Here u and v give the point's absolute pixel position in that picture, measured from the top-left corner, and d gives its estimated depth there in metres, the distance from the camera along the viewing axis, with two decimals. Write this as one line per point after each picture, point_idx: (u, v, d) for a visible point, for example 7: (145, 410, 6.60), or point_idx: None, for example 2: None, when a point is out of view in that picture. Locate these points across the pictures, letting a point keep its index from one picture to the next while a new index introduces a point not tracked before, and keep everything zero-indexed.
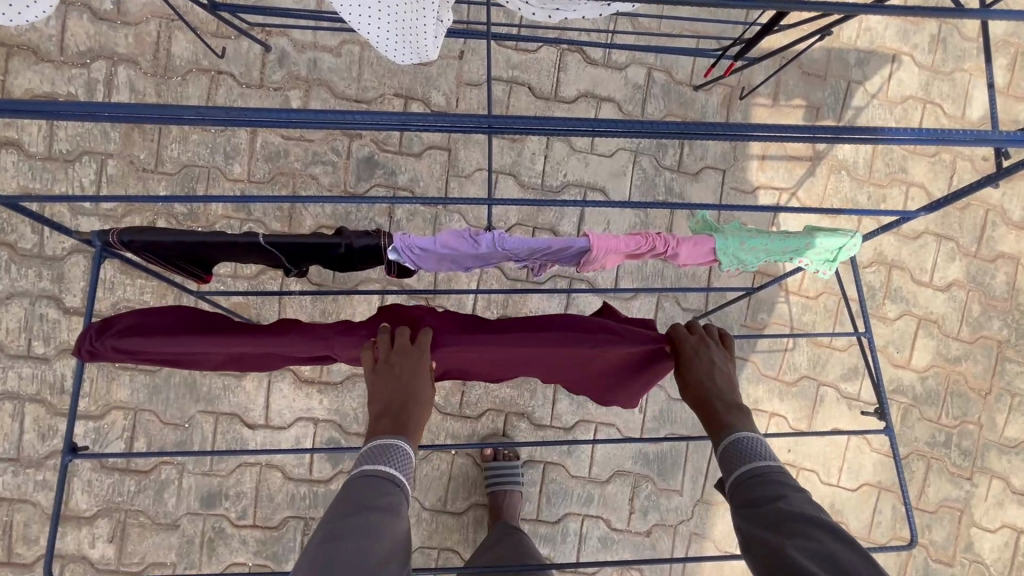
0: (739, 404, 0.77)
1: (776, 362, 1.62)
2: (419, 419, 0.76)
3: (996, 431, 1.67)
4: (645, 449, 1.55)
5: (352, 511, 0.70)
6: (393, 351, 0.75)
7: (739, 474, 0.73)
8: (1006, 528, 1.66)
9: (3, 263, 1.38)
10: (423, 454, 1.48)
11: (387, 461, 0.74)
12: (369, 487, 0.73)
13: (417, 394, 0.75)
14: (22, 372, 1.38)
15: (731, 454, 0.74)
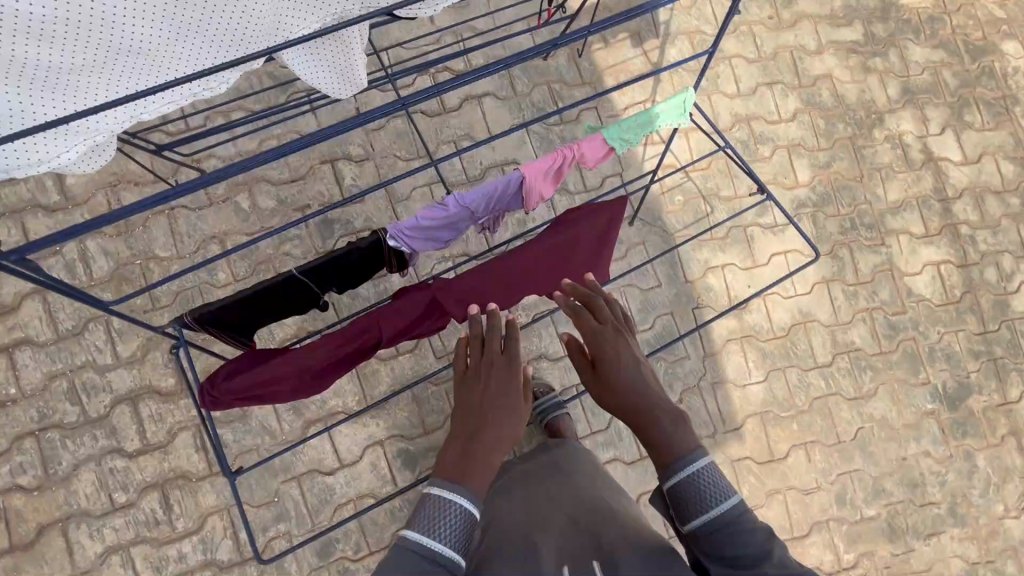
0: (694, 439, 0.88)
1: (706, 227, 1.97)
2: (484, 441, 0.89)
3: (883, 201, 2.09)
4: (645, 337, 1.85)
5: (438, 522, 0.81)
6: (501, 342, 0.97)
7: (692, 506, 0.83)
8: (928, 266, 2.06)
9: (59, 442, 1.52)
10: None
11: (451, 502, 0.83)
12: (434, 510, 0.82)
13: (510, 414, 0.92)
14: (115, 524, 1.51)
15: (693, 494, 0.83)
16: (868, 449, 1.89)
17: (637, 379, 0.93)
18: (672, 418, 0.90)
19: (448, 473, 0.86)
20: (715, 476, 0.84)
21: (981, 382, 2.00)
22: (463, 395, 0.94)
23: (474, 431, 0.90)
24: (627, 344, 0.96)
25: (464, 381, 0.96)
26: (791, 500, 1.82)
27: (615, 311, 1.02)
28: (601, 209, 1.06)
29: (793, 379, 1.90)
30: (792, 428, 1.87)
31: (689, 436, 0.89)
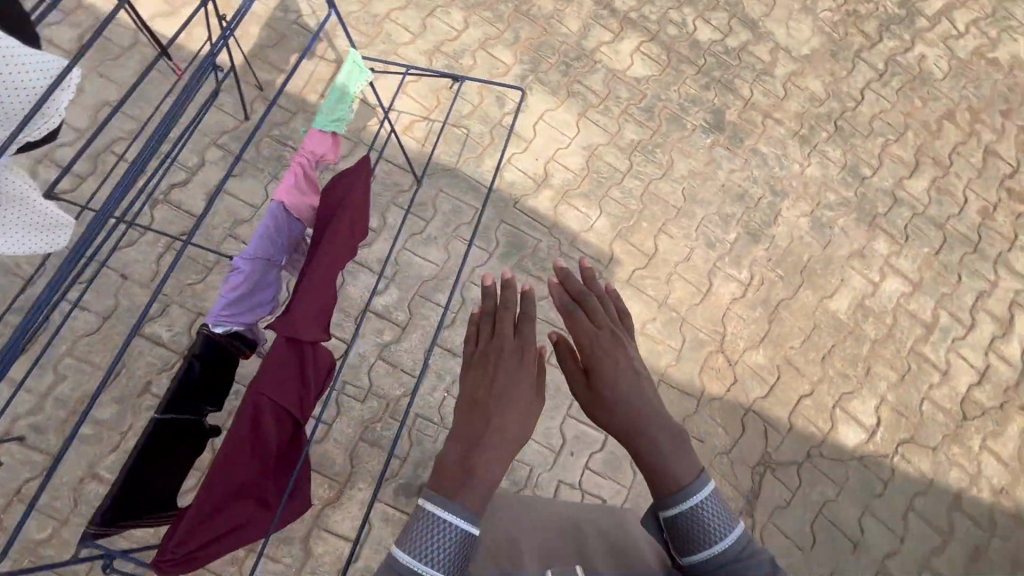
0: (699, 467, 0.82)
1: (473, 145, 2.19)
2: (500, 435, 0.76)
3: (572, 34, 2.45)
4: (498, 252, 2.04)
5: (430, 542, 0.68)
6: (514, 328, 0.87)
7: (697, 539, 0.78)
8: (634, 54, 2.47)
9: None
10: (439, 416, 1.83)
11: (463, 505, 0.71)
12: (439, 518, 0.69)
13: (527, 401, 0.80)
14: None
15: (692, 526, 0.78)
16: (698, 198, 2.27)
17: (630, 376, 0.87)
18: (674, 426, 0.84)
19: (458, 473, 0.73)
20: (722, 511, 0.78)
21: (724, 100, 2.47)
22: (484, 376, 0.81)
23: (490, 421, 0.76)
24: (622, 356, 0.90)
25: (478, 361, 0.82)
26: (683, 272, 2.14)
27: (610, 309, 0.99)
28: (359, 166, 1.15)
29: (616, 194, 2.21)
30: (644, 226, 2.19)
31: (687, 456, 0.82)
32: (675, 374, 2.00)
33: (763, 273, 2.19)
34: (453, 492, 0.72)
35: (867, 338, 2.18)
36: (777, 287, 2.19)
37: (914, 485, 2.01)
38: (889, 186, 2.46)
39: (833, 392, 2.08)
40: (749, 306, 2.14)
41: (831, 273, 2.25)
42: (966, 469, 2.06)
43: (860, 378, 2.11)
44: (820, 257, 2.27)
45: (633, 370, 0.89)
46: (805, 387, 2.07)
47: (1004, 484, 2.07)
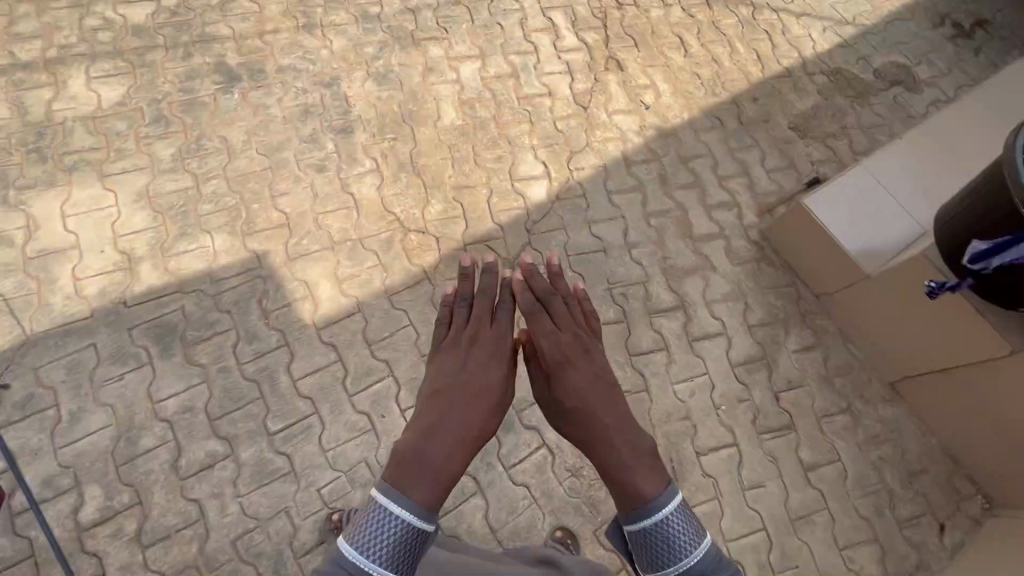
0: (623, 424, 1.29)
1: (30, 301, 1.82)
2: (458, 440, 1.21)
3: (21, 127, 2.07)
4: (154, 355, 1.79)
5: (378, 530, 1.02)
6: (477, 347, 1.41)
7: (641, 552, 1.12)
8: (94, 89, 2.16)
9: None
10: (256, 517, 1.65)
11: (411, 492, 1.07)
12: (391, 500, 1.06)
13: (462, 414, 1.26)
14: None
15: (651, 518, 1.12)
16: (274, 144, 2.17)
17: (593, 402, 1.33)
18: (618, 432, 1.29)
19: (419, 471, 1.13)
20: (676, 514, 1.11)
21: (213, 51, 2.30)
22: (459, 395, 1.31)
23: (437, 434, 1.21)
24: (593, 365, 1.40)
25: (463, 395, 1.31)
26: (323, 208, 2.10)
27: (586, 315, 1.56)
28: None
29: (205, 208, 2.02)
30: (255, 207, 2.05)
31: (643, 477, 1.18)
32: (394, 281, 2.02)
33: (380, 149, 2.24)
34: (401, 487, 1.08)
35: (487, 120, 2.39)
36: (399, 148, 2.26)
37: (599, 177, 2.35)
38: (399, 5, 2.59)
39: (503, 176, 2.28)
40: (394, 180, 2.20)
41: (423, 103, 2.38)
42: (616, 136, 2.46)
43: (509, 149, 2.34)
44: (405, 99, 2.37)
45: (598, 386, 1.38)
46: (484, 191, 2.24)
47: (640, 122, 2.52)
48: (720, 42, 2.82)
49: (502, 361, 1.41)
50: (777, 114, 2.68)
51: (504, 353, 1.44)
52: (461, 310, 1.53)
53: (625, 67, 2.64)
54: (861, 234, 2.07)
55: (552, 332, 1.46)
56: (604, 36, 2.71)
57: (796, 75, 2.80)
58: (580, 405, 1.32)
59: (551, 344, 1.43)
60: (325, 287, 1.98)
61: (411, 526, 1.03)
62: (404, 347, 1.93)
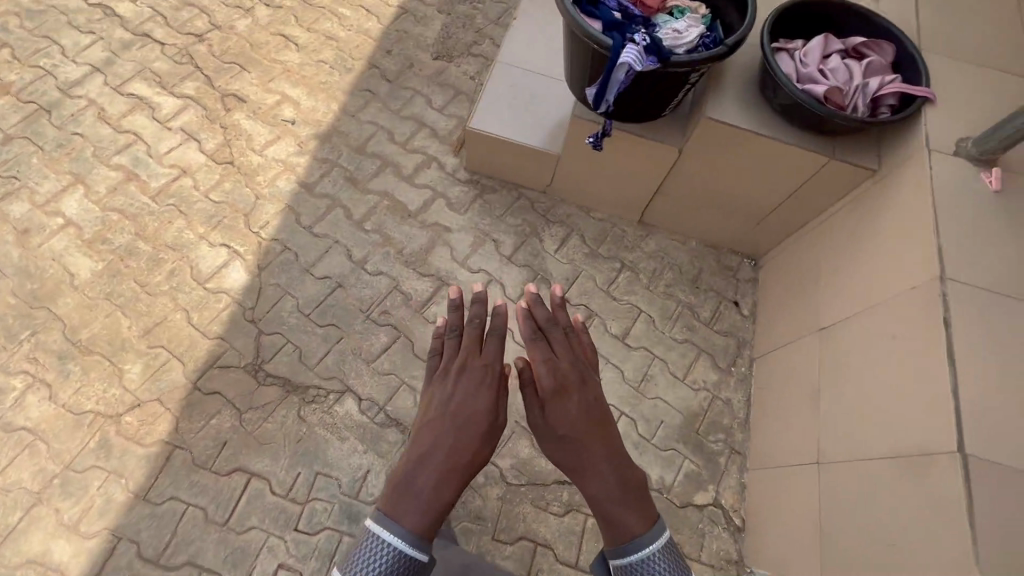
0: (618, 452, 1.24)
1: None
2: (451, 457, 1.11)
3: None
4: None
5: (369, 558, 0.98)
6: (466, 374, 1.24)
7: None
8: None
9: None
10: None
11: (404, 513, 1.04)
12: (388, 520, 1.03)
13: (456, 444, 1.12)
14: None
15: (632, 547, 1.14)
16: None
17: (586, 444, 1.22)
18: (594, 475, 1.19)
19: (414, 491, 1.07)
20: (653, 556, 1.12)
21: None
22: (456, 406, 1.19)
23: (431, 456, 1.12)
24: (591, 384, 1.34)
25: (460, 404, 1.20)
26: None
27: (582, 336, 1.50)
28: None
29: None
30: None
31: (630, 511, 1.16)
32: (139, 477, 1.68)
33: (25, 356, 1.80)
34: (397, 507, 1.05)
35: (132, 241, 2.02)
36: (48, 339, 1.83)
37: (290, 220, 2.13)
38: None
39: (188, 286, 1.96)
40: (65, 375, 1.78)
41: (44, 272, 1.93)
42: (280, 169, 2.23)
43: (176, 255, 2.01)
44: (18, 282, 1.90)
45: (586, 425, 1.25)
46: (178, 315, 1.91)
47: (295, 141, 2.30)
48: (324, 17, 2.64)
49: (498, 396, 1.24)
50: (417, 53, 2.62)
51: (500, 385, 1.26)
52: (450, 342, 1.35)
53: (246, 96, 2.37)
54: (526, 128, 2.11)
55: (550, 361, 1.35)
56: (204, 79, 2.40)
57: (411, 9, 2.74)
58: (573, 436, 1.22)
59: (549, 372, 1.32)
60: (58, 549, 1.58)
61: (402, 554, 0.98)
62: (197, 533, 1.63)
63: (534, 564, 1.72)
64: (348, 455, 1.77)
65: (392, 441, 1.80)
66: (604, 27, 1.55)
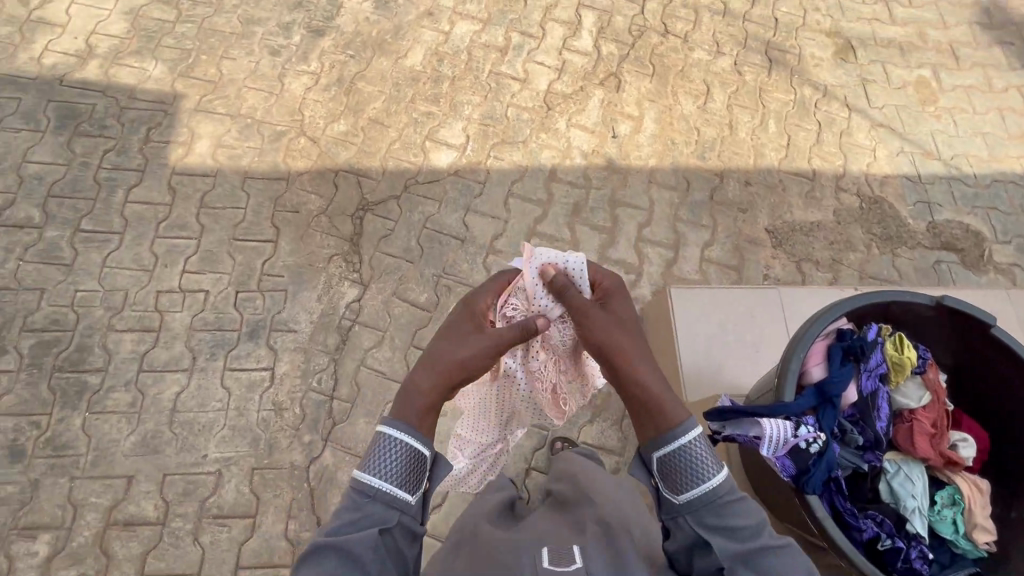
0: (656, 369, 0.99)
1: (3, 47, 2.20)
2: (446, 351, 1.00)
3: None
4: (51, 128, 2.07)
5: (381, 456, 0.91)
6: (453, 339, 1.03)
7: (672, 476, 0.93)
8: None
9: None
10: (16, 282, 1.83)
11: (381, 449, 0.91)
12: (375, 452, 0.91)
13: (452, 345, 1.01)
14: None
15: (683, 471, 0.92)
16: (255, 17, 2.36)
17: (631, 330, 1.03)
18: (645, 363, 0.99)
19: (396, 422, 0.92)
20: (704, 450, 0.93)
21: None
22: (450, 338, 1.03)
23: (429, 361, 0.99)
24: (622, 314, 1.06)
25: (455, 335, 1.04)
26: (253, 83, 2.24)
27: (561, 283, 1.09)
28: None
29: (170, 41, 2.27)
30: (204, 59, 2.26)
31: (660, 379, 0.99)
32: (259, 167, 2.09)
33: (331, 59, 2.31)
34: (379, 447, 0.91)
35: (446, 77, 2.34)
36: (348, 66, 2.31)
37: (511, 175, 2.19)
38: None
39: (419, 130, 2.22)
40: (324, 89, 2.26)
41: (402, 39, 2.39)
42: (560, 147, 2.27)
43: (445, 111, 2.28)
44: (388, 29, 2.40)
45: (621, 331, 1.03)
46: (392, 135, 2.20)
47: (596, 145, 2.29)
48: (751, 111, 2.43)
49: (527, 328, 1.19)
50: (763, 211, 2.25)
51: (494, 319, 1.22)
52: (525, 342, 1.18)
53: (622, 90, 2.41)
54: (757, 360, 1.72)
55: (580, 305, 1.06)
56: (623, 54, 2.48)
57: (818, 184, 2.32)
58: (626, 340, 1.00)
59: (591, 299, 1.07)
60: (204, 145, 2.11)
61: (408, 445, 0.91)
62: (225, 223, 2.00)
63: (237, 520, 1.64)
64: (301, 309, 1.91)
65: (325, 342, 1.88)
66: (819, 385, 1.07)
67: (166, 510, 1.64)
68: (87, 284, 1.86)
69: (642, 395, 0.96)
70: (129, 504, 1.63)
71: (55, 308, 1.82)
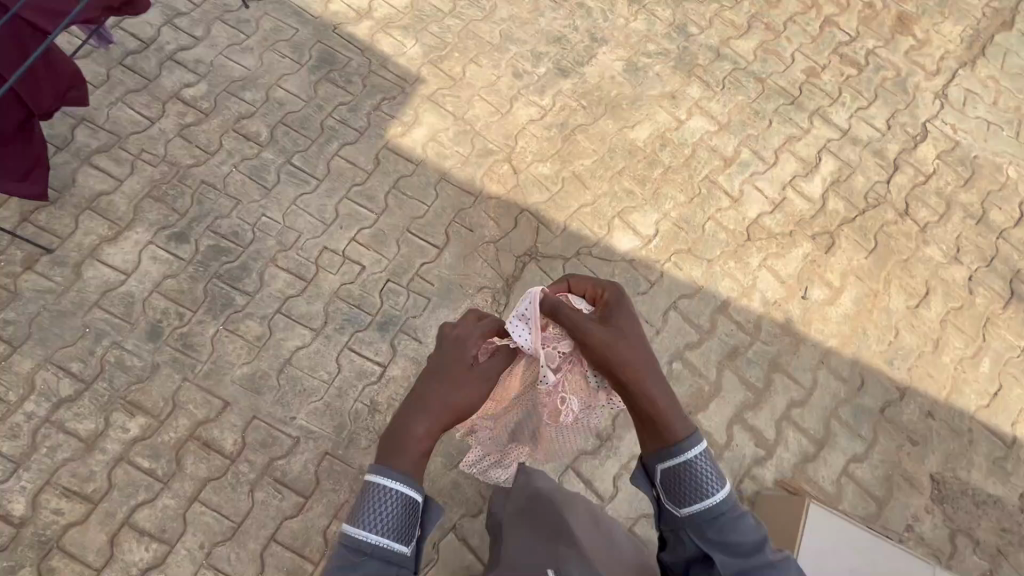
0: (660, 382, 0.96)
1: None
2: (443, 391, 0.90)
3: None
4: (309, 65, 2.25)
5: (375, 506, 0.84)
6: (450, 380, 0.90)
7: (677, 491, 0.94)
8: None
9: None
10: (222, 185, 2.00)
11: (377, 501, 0.84)
12: (369, 500, 0.84)
13: (449, 388, 0.90)
14: None
15: (684, 487, 0.94)
16: (515, 36, 2.43)
17: (637, 333, 0.99)
18: (655, 377, 0.96)
19: (392, 473, 0.85)
20: (710, 468, 0.94)
21: None
22: (444, 375, 0.91)
23: (429, 403, 0.89)
24: (625, 327, 0.99)
25: (451, 373, 0.91)
26: (486, 95, 2.29)
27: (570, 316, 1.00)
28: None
29: (434, 29, 2.40)
30: (456, 57, 2.35)
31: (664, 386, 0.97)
32: (457, 174, 2.13)
33: (564, 102, 2.32)
34: (375, 498, 0.84)
35: (661, 164, 2.26)
36: (577, 115, 2.30)
37: (682, 289, 2.07)
38: (714, 43, 2.56)
39: (614, 204, 2.16)
40: (545, 127, 2.26)
41: (636, 111, 2.35)
42: (744, 282, 2.10)
43: (646, 197, 2.20)
44: (628, 96, 2.37)
45: (622, 334, 0.98)
46: (587, 197, 2.16)
47: (781, 297, 2.09)
48: (966, 338, 2.12)
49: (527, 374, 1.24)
50: (936, 453, 1.94)
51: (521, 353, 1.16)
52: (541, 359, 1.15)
53: (834, 253, 2.19)
54: None
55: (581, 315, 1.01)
56: (850, 216, 2.27)
57: (1011, 454, 1.97)
58: (630, 349, 0.96)
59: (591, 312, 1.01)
60: (421, 133, 2.19)
61: (403, 494, 0.84)
62: (406, 212, 2.05)
63: (294, 495, 1.66)
64: (433, 323, 1.91)
65: None
66: None
67: (240, 450, 1.68)
68: (274, 214, 1.98)
69: (649, 406, 0.95)
70: (214, 428, 1.70)
71: (241, 223, 1.95)
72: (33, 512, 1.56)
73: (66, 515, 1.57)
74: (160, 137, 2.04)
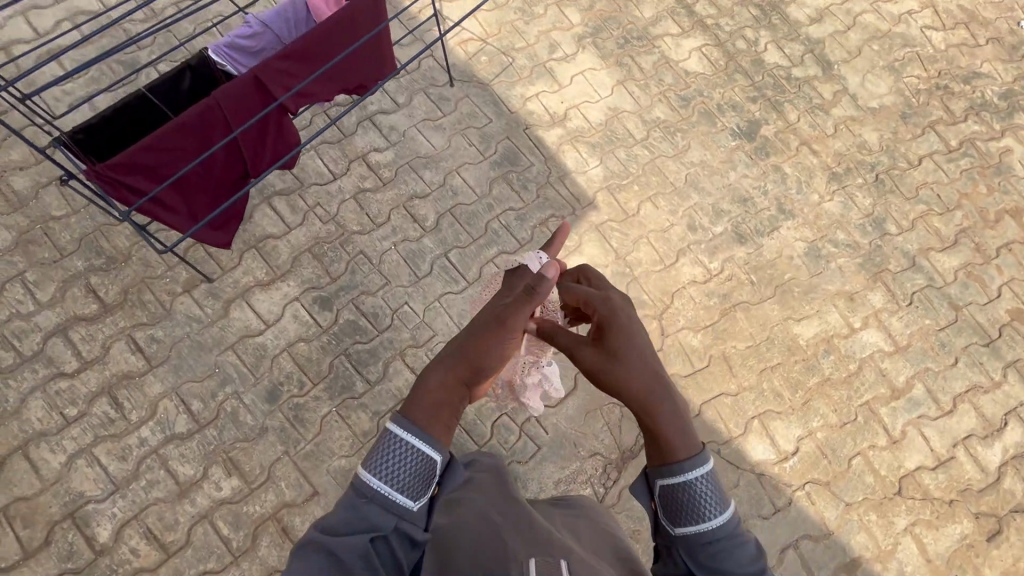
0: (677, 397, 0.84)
1: (511, 72, 2.42)
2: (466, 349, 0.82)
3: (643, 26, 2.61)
4: (492, 159, 2.24)
5: (393, 456, 0.72)
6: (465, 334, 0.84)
7: (672, 507, 0.79)
8: (693, 52, 2.59)
9: (35, 386, 1.72)
10: (377, 261, 2.00)
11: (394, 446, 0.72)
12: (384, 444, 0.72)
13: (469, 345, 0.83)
14: (89, 422, 1.69)
15: (681, 506, 0.78)
16: (700, 185, 2.31)
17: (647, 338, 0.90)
18: (669, 392, 0.84)
19: (412, 423, 0.74)
20: (709, 487, 0.78)
21: (764, 115, 2.50)
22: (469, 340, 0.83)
23: (452, 362, 0.81)
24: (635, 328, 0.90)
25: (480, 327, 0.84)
26: (654, 241, 2.19)
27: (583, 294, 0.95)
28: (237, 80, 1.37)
29: (621, 155, 2.33)
30: (635, 190, 2.27)
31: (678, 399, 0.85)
32: None
33: (732, 271, 2.17)
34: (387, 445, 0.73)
35: (820, 373, 2.05)
36: (743, 290, 2.14)
37: (808, 526, 1.84)
38: (911, 250, 2.31)
39: (757, 403, 1.97)
40: (706, 294, 2.12)
41: (807, 304, 2.15)
42: (881, 542, 1.84)
43: (795, 405, 1.99)
44: (803, 285, 2.18)
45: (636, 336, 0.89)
46: (730, 386, 1.99)
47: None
48: None
49: None
50: None
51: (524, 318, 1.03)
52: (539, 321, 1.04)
53: (995, 541, 1.88)
54: None
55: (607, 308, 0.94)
56: None
57: None
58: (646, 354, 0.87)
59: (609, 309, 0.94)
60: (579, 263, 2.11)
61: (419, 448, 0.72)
62: None
63: None
64: (535, 475, 1.79)
65: None
66: None
67: None
68: (416, 307, 1.96)
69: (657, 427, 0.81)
70: (296, 515, 1.66)
71: (383, 305, 1.94)
72: (114, 545, 1.58)
73: (140, 559, 1.58)
74: (337, 194, 2.09)
